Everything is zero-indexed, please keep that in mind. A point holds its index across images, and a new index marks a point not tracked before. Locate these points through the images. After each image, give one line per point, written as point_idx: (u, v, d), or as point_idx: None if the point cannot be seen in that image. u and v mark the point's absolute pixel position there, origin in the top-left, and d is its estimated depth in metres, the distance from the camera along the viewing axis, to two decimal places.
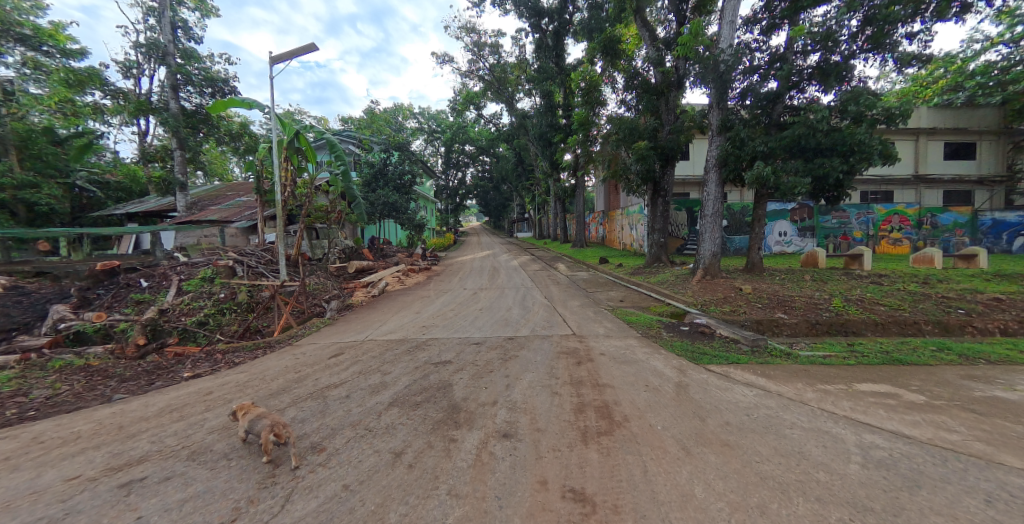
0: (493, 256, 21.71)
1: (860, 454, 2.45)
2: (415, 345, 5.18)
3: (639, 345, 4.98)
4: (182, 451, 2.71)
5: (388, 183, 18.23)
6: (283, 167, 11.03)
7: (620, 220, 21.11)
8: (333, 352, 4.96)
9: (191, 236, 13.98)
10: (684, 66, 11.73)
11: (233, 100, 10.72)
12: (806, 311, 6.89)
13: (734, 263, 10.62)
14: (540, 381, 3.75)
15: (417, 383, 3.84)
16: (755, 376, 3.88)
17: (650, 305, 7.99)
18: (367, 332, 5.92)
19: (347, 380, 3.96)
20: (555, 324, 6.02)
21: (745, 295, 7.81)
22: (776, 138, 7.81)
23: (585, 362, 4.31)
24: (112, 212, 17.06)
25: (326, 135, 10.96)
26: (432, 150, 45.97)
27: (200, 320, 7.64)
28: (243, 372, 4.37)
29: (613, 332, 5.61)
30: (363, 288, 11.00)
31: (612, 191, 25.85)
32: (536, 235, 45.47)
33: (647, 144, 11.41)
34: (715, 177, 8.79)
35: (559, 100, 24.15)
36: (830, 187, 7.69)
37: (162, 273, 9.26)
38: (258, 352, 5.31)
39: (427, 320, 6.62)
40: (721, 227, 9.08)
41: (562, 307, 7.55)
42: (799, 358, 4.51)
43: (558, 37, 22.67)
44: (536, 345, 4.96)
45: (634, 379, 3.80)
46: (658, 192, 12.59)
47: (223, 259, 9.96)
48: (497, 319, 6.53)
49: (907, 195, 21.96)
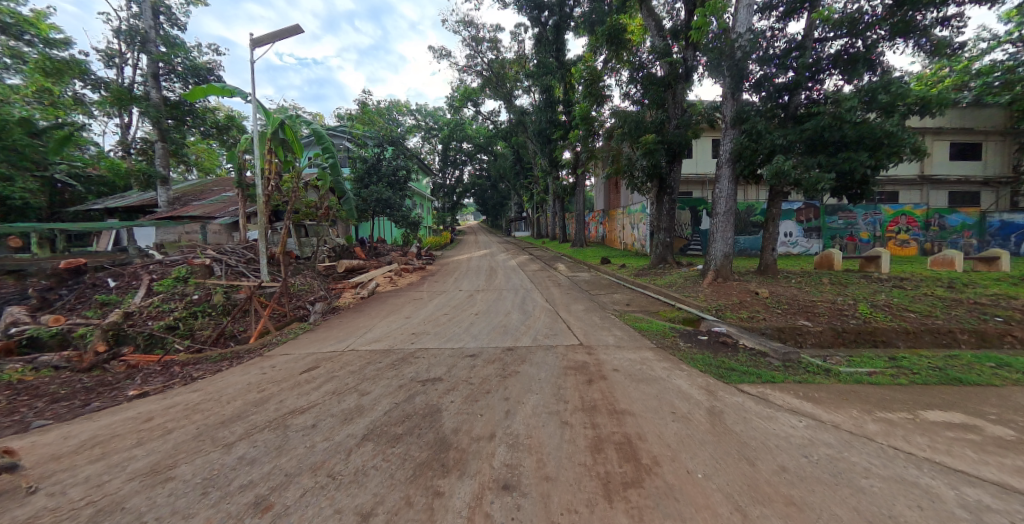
0: (491, 256, 21.06)
1: (971, 520, 1.86)
2: (402, 357, 4.57)
3: (656, 359, 4.38)
4: (84, 508, 2.07)
5: (382, 178, 17.54)
6: (268, 160, 10.27)
7: (621, 219, 20.57)
8: (309, 366, 4.33)
9: (170, 233, 13.25)
10: (693, 57, 11.14)
11: (212, 88, 9.99)
12: (831, 317, 6.35)
13: (747, 264, 10.05)
14: (546, 406, 3.15)
15: (400, 407, 3.23)
16: (800, 401, 3.27)
17: (659, 310, 7.41)
18: (349, 340, 5.29)
19: (318, 403, 3.34)
20: (559, 333, 5.42)
21: (761, 299, 7.24)
22: (796, 131, 7.26)
23: (597, 381, 3.70)
24: (90, 207, 16.28)
25: (311, 125, 10.21)
26: (429, 148, 45.32)
27: (169, 324, 6.98)
28: (198, 391, 3.73)
29: (624, 343, 5.01)
30: (352, 289, 10.35)
31: (612, 190, 25.30)
32: (534, 234, 44.93)
33: (655, 138, 10.70)
34: (728, 173, 8.31)
35: (559, 95, 23.56)
36: (854, 184, 7.12)
37: (132, 273, 8.55)
38: (223, 364, 4.66)
39: (417, 326, 6.00)
40: (734, 227, 8.56)
41: (564, 312, 6.95)
42: (841, 375, 3.93)
43: (558, 31, 22.16)
44: (540, 357, 4.39)
45: (657, 404, 3.20)
46: (665, 189, 11.91)
47: (200, 258, 9.26)
48: (495, 326, 5.92)
49: (912, 195, 21.56)
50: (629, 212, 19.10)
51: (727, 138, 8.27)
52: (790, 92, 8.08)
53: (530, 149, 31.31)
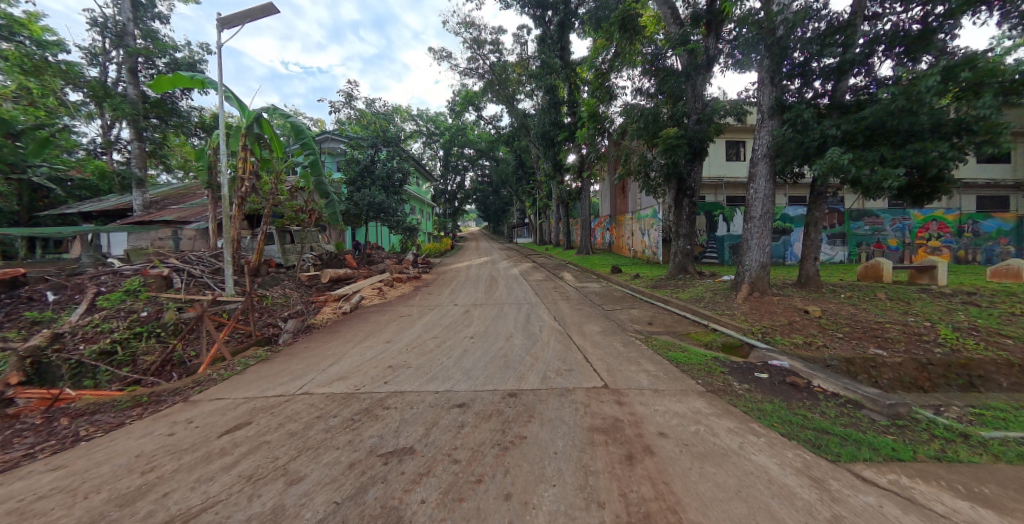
0: (492, 264, 19.98)
1: None
2: (369, 406, 3.40)
3: (713, 414, 3.18)
4: None
5: (376, 181, 16.44)
6: (241, 158, 9.21)
7: (630, 225, 19.50)
8: (237, 422, 3.15)
9: (143, 239, 12.21)
10: (715, 46, 10.16)
11: (183, 77, 8.93)
12: (908, 344, 5.13)
13: (782, 275, 8.84)
14: (572, 519, 1.95)
15: (340, 514, 2.04)
16: (972, 507, 2.05)
17: (688, 333, 6.23)
18: (307, 379, 4.12)
19: (218, 504, 2.16)
20: (575, 369, 4.23)
21: (813, 318, 6.05)
22: (851, 120, 6.12)
23: (641, 459, 2.50)
24: (64, 211, 15.29)
25: (288, 117, 9.10)
26: (431, 153, 44.42)
27: (105, 350, 5.84)
28: (57, 470, 2.54)
29: (663, 385, 3.80)
30: (334, 302, 9.22)
31: (619, 194, 24.18)
32: (538, 240, 43.99)
33: (676, 133, 9.47)
34: (764, 171, 7.22)
35: (563, 96, 22.43)
36: (924, 182, 5.95)
37: (78, 285, 7.43)
38: (130, 414, 3.49)
39: (398, 356, 4.85)
40: (771, 233, 7.43)
41: (578, 335, 5.77)
42: (992, 446, 2.69)
43: (562, 29, 21.23)
44: (554, 409, 3.23)
45: (750, 514, 1.98)
46: (683, 191, 10.59)
47: (158, 267, 8.14)
48: (494, 357, 4.75)
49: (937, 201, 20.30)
50: (638, 217, 18.08)
51: (765, 131, 7.18)
52: (835, 79, 6.95)
53: (533, 153, 30.31)
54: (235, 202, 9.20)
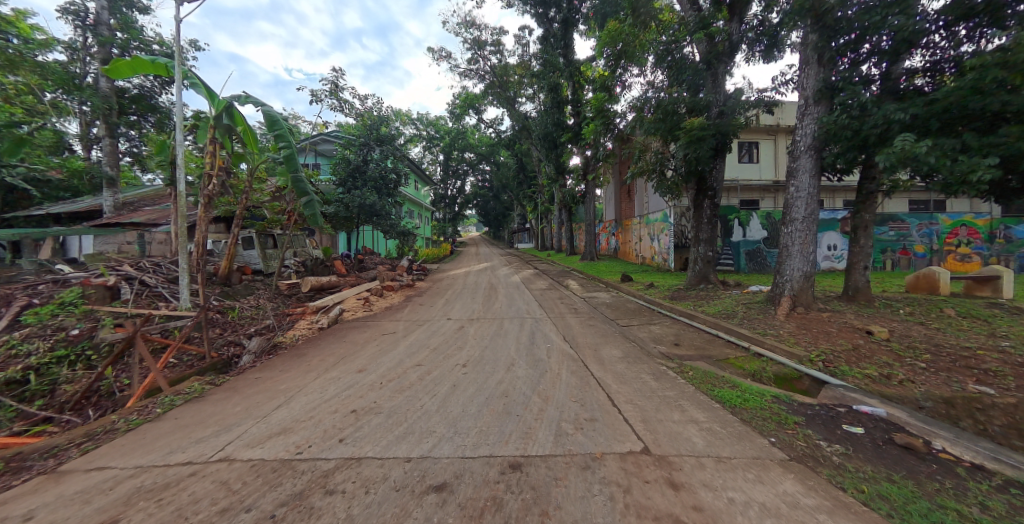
0: (492, 270, 18.95)
1: None
2: (303, 492, 2.29)
3: (822, 512, 2.07)
4: None
5: (368, 181, 15.39)
6: (210, 153, 8.31)
7: (638, 230, 18.52)
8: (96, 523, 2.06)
9: (111, 243, 11.21)
10: (739, 31, 9.25)
11: (143, 60, 7.93)
12: (1019, 378, 4.02)
13: (825, 287, 7.71)
14: None
15: None
16: None
17: (725, 359, 5.16)
18: (236, 435, 3.02)
19: None
20: (600, 421, 3.14)
21: (881, 342, 4.94)
22: (920, 103, 5.10)
23: None
24: (33, 213, 14.31)
25: (261, 106, 8.12)
26: (431, 157, 43.66)
27: (14, 378, 4.74)
28: None
29: (727, 450, 2.70)
30: (311, 316, 8.15)
31: (625, 198, 23.22)
32: (538, 246, 42.99)
33: (701, 123, 8.43)
34: (808, 166, 6.22)
35: (567, 94, 21.35)
36: (1013, 177, 4.90)
37: (6, 296, 6.33)
38: None
39: (368, 395, 3.76)
40: (816, 237, 6.39)
41: (595, 362, 4.67)
42: None
43: (566, 26, 20.39)
44: (579, 501, 2.14)
45: None
46: (703, 191, 9.49)
47: (103, 276, 7.06)
48: (491, 396, 3.67)
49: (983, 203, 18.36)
50: (648, 222, 17.22)
51: (810, 120, 6.17)
52: (889, 61, 5.97)
53: (535, 155, 29.40)
54: (201, 201, 8.21)
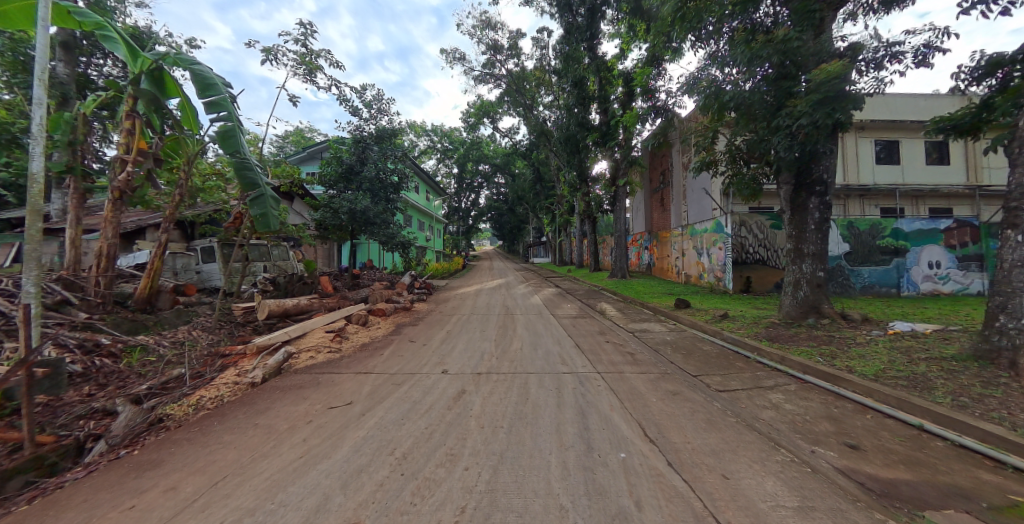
0: (507, 288, 16.42)
1: None
2: None
3: None
4: None
5: (363, 183, 13.21)
6: (128, 130, 6.14)
7: (680, 243, 15.83)
8: None
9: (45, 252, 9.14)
10: None
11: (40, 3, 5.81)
12: None
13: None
14: None
15: None
16: None
17: (1001, 504, 2.43)
18: None
19: None
20: None
21: None
22: None
23: None
24: None
25: (192, 67, 5.84)
26: (445, 170, 41.93)
27: None
28: None
29: None
30: (251, 360, 5.68)
31: (658, 207, 20.56)
32: (556, 260, 40.38)
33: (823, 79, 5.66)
34: None
35: (593, 91, 18.87)
36: None
37: None
38: None
39: None
40: None
41: None
42: None
43: (592, 15, 17.98)
44: None
45: None
46: (808, 185, 6.65)
47: None
48: None
49: None
50: (692, 233, 14.49)
51: None
52: None
53: (555, 163, 27.16)
54: (109, 197, 6.07)
